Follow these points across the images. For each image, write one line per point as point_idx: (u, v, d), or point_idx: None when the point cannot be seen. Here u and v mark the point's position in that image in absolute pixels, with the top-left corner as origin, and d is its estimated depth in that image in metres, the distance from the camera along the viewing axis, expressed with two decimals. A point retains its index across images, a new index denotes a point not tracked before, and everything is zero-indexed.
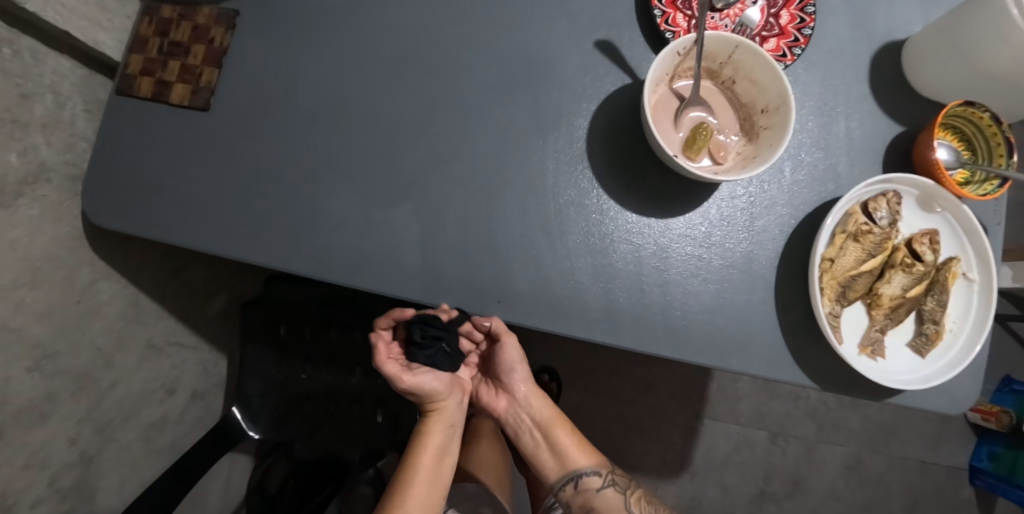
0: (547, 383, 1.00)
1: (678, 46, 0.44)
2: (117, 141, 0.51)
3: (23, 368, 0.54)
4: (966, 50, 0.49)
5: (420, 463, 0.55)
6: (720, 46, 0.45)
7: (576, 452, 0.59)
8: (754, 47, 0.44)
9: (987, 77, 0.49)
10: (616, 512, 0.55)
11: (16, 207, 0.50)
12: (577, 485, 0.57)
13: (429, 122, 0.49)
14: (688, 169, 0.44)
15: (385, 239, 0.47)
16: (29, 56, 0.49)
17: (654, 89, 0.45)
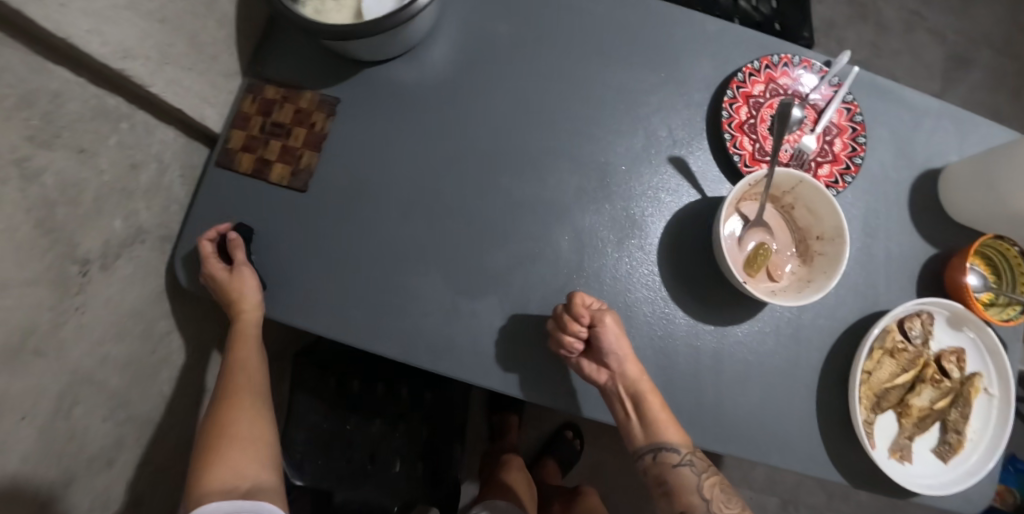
0: (572, 440, 1.04)
1: (751, 180, 0.49)
2: (217, 213, 0.55)
3: (100, 416, 0.56)
4: (995, 194, 0.53)
5: (240, 355, 0.52)
6: (784, 180, 0.51)
7: (665, 426, 0.50)
8: (818, 184, 0.49)
9: (1008, 218, 0.54)
10: (687, 494, 0.50)
11: (114, 268, 0.53)
12: (656, 458, 0.51)
13: (513, 221, 0.54)
14: (751, 289, 0.49)
15: (468, 327, 0.52)
16: (142, 129, 0.53)
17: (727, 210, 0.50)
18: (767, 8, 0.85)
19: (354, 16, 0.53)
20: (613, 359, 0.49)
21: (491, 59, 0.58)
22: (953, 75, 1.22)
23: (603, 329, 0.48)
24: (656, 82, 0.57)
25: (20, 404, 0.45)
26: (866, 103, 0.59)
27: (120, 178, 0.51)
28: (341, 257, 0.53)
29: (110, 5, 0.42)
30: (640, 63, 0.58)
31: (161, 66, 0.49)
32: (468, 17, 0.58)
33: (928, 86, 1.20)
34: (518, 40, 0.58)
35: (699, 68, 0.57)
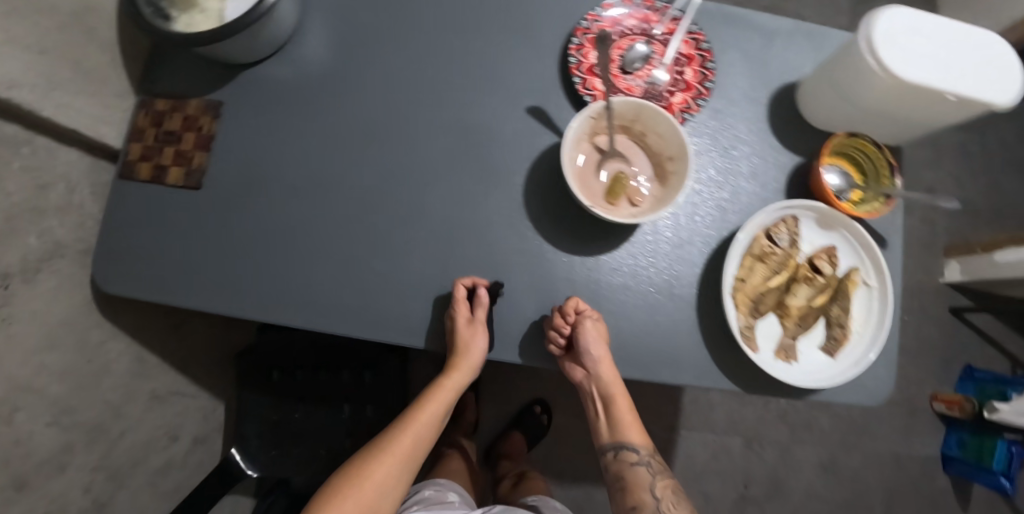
0: (539, 415, 1.05)
1: (590, 112, 0.52)
2: (124, 219, 0.60)
3: (45, 423, 0.60)
4: (848, 89, 0.56)
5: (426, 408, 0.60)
6: (627, 108, 0.54)
7: (629, 426, 0.62)
8: (656, 107, 0.53)
9: (867, 108, 0.57)
10: (638, 488, 0.60)
11: (36, 282, 0.58)
12: (617, 455, 0.62)
13: (391, 188, 0.59)
14: (606, 213, 0.53)
15: (359, 290, 0.57)
16: (45, 152, 0.57)
17: (574, 145, 0.54)
18: None
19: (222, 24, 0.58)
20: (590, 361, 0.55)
21: (360, 44, 0.62)
22: (859, 9, 1.25)
23: (582, 330, 0.53)
24: (509, 39, 0.60)
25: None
26: (714, 32, 0.63)
27: (29, 198, 0.56)
28: (235, 241, 0.59)
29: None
30: (494, 23, 0.61)
31: (50, 93, 0.54)
32: (331, 9, 0.63)
33: (835, 23, 1.24)
34: (379, 21, 0.62)
35: (548, 21, 0.61)
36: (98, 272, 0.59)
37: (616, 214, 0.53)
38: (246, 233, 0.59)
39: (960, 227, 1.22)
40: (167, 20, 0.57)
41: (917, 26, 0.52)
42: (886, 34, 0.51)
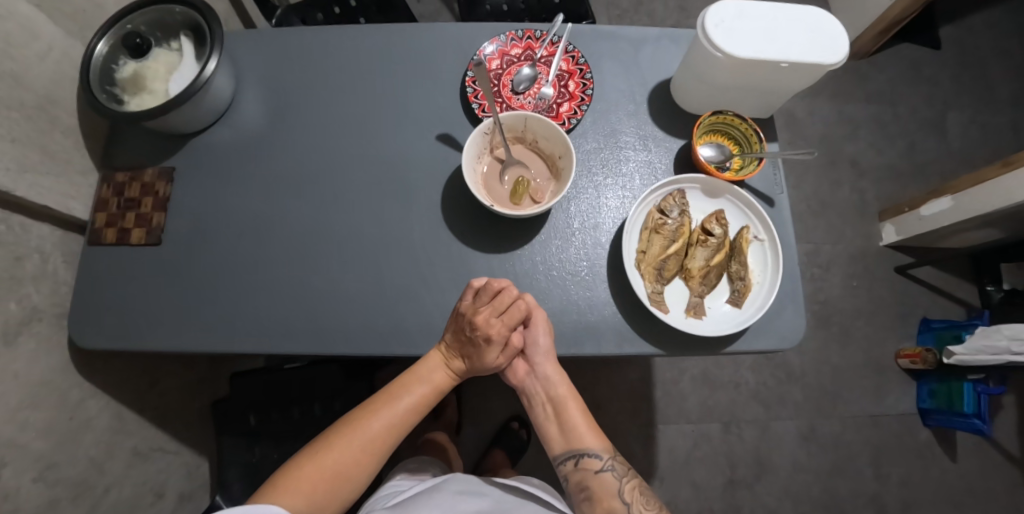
0: (518, 430, 1.09)
1: (482, 129, 0.61)
2: (95, 278, 0.67)
3: (30, 479, 0.65)
4: (702, 75, 0.66)
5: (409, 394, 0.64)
6: (516, 120, 0.62)
7: (583, 433, 0.67)
8: (536, 115, 0.61)
9: (722, 88, 0.66)
10: (607, 496, 0.64)
11: (17, 345, 0.64)
12: (579, 462, 0.66)
13: (326, 219, 0.67)
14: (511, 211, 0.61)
15: (306, 311, 0.64)
16: (19, 228, 0.65)
17: (475, 158, 0.62)
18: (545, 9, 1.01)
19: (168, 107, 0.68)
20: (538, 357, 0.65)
21: (287, 103, 0.72)
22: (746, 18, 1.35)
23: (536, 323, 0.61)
24: (415, 82, 0.71)
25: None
26: (589, 49, 0.73)
27: (7, 267, 0.63)
28: (194, 283, 0.66)
29: None
30: (401, 70, 0.71)
31: (23, 176, 0.62)
32: (262, 78, 0.73)
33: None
34: (304, 83, 0.73)
35: (447, 61, 0.71)
36: (76, 329, 0.66)
37: (518, 212, 0.61)
38: (204, 277, 0.66)
39: (888, 193, 1.31)
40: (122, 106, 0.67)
41: (742, 9, 0.62)
42: (718, 21, 0.60)
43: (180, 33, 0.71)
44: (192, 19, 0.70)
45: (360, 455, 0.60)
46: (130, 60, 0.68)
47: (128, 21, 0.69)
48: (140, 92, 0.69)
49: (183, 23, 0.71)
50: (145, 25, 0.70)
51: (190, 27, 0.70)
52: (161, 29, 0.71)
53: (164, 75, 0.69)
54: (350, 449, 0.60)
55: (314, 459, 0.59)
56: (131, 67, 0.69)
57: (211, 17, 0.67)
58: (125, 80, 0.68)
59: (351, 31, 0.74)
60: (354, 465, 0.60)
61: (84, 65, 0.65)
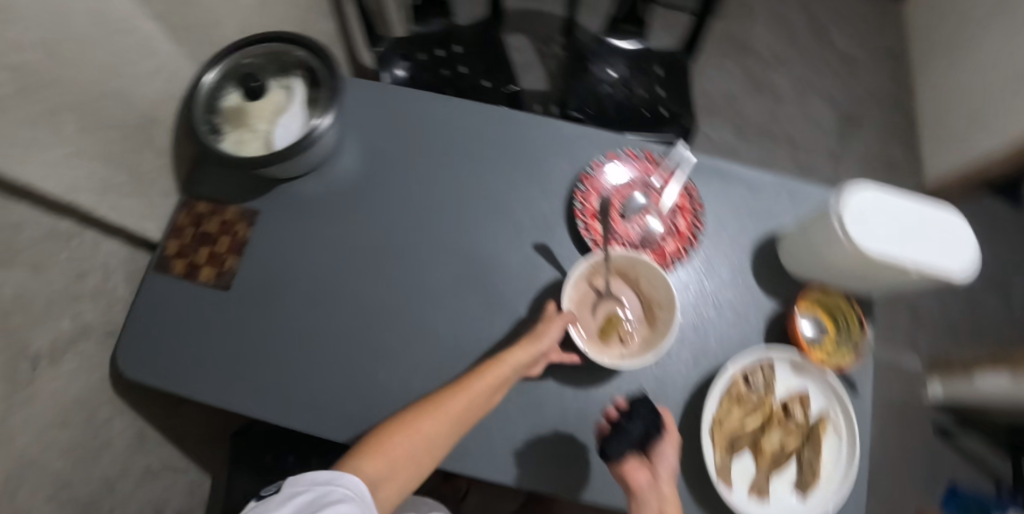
0: None
1: (590, 260, 0.60)
2: (152, 309, 0.64)
3: (45, 498, 0.62)
4: (818, 252, 0.62)
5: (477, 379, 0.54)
6: (624, 258, 0.61)
7: None
8: (649, 260, 0.59)
9: (836, 270, 0.63)
10: None
11: (62, 363, 0.62)
12: None
13: (402, 304, 0.64)
14: (597, 353, 0.58)
15: (363, 400, 0.60)
16: (90, 243, 0.64)
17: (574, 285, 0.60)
18: (649, 98, 0.97)
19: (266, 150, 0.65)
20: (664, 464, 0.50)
21: (385, 168, 0.69)
22: (846, 133, 1.21)
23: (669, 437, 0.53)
24: (520, 178, 0.68)
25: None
26: (703, 184, 0.71)
27: (68, 287, 0.61)
28: (254, 342, 0.62)
29: (63, 153, 0.53)
30: (509, 163, 0.69)
31: (107, 196, 0.60)
32: (365, 136, 0.70)
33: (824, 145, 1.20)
34: (405, 149, 0.70)
35: (559, 166, 0.68)
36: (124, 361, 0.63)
37: (606, 354, 0.58)
38: (266, 337, 0.63)
39: (942, 344, 1.29)
40: (219, 139, 0.64)
41: (880, 203, 0.58)
42: (853, 212, 0.57)
43: (292, 72, 0.69)
44: (308, 63, 0.67)
45: (434, 436, 0.51)
46: (238, 93, 0.65)
47: (245, 53, 0.66)
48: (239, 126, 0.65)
49: (298, 64, 0.68)
50: (259, 58, 0.67)
51: (304, 70, 0.68)
52: (274, 64, 0.68)
53: (268, 114, 0.66)
54: (425, 424, 0.51)
55: (380, 438, 0.51)
56: (236, 99, 0.66)
57: (331, 70, 0.64)
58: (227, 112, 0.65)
59: (464, 106, 0.71)
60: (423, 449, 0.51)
61: (192, 93, 0.61)
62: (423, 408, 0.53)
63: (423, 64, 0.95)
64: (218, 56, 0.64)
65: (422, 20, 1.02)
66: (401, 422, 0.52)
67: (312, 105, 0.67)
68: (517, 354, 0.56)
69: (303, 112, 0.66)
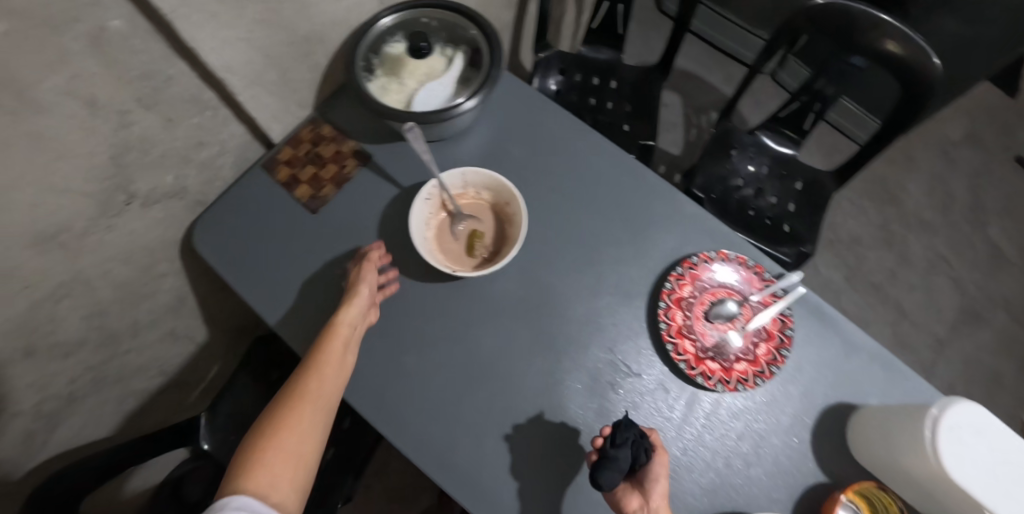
0: None
1: (425, 193, 0.60)
2: (242, 199, 0.67)
3: (79, 316, 0.68)
4: (897, 449, 0.54)
5: (325, 348, 0.54)
6: (452, 180, 0.62)
7: None
8: (473, 168, 0.61)
9: (908, 477, 0.54)
10: None
11: (149, 210, 0.67)
12: None
13: (459, 301, 0.62)
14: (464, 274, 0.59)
15: (385, 371, 0.59)
16: (220, 120, 0.68)
17: (426, 211, 0.61)
18: (775, 209, 0.94)
19: (405, 104, 0.66)
20: (652, 491, 0.50)
21: (501, 166, 0.69)
22: (963, 327, 1.09)
23: (653, 459, 0.52)
24: (622, 234, 0.65)
25: (25, 276, 0.59)
26: (804, 323, 0.64)
27: (186, 148, 0.66)
28: (316, 274, 0.63)
29: (234, 34, 0.58)
30: (619, 214, 0.66)
31: (252, 86, 0.64)
32: (497, 129, 0.70)
33: (939, 330, 1.09)
34: (528, 160, 0.69)
35: (666, 238, 0.65)
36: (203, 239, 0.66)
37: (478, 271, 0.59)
38: (329, 275, 0.63)
39: None
40: (369, 77, 0.67)
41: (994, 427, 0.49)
42: (953, 428, 0.49)
43: (458, 44, 0.69)
44: (477, 42, 0.68)
45: (317, 427, 0.50)
46: (402, 44, 0.68)
47: (426, 14, 0.69)
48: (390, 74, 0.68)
49: (467, 38, 0.69)
50: (434, 20, 0.69)
51: (470, 46, 0.68)
52: (445, 30, 0.69)
53: (419, 72, 0.67)
54: (305, 416, 0.49)
55: (256, 448, 0.46)
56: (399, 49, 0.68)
57: (495, 59, 0.64)
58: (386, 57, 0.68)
59: (601, 142, 0.70)
60: (310, 448, 0.48)
61: (365, 28, 0.65)
62: (290, 404, 0.50)
63: (576, 85, 0.99)
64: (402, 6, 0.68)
65: (593, 43, 1.02)
66: (275, 424, 0.48)
67: (463, 82, 0.68)
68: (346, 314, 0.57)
69: (452, 84, 0.66)
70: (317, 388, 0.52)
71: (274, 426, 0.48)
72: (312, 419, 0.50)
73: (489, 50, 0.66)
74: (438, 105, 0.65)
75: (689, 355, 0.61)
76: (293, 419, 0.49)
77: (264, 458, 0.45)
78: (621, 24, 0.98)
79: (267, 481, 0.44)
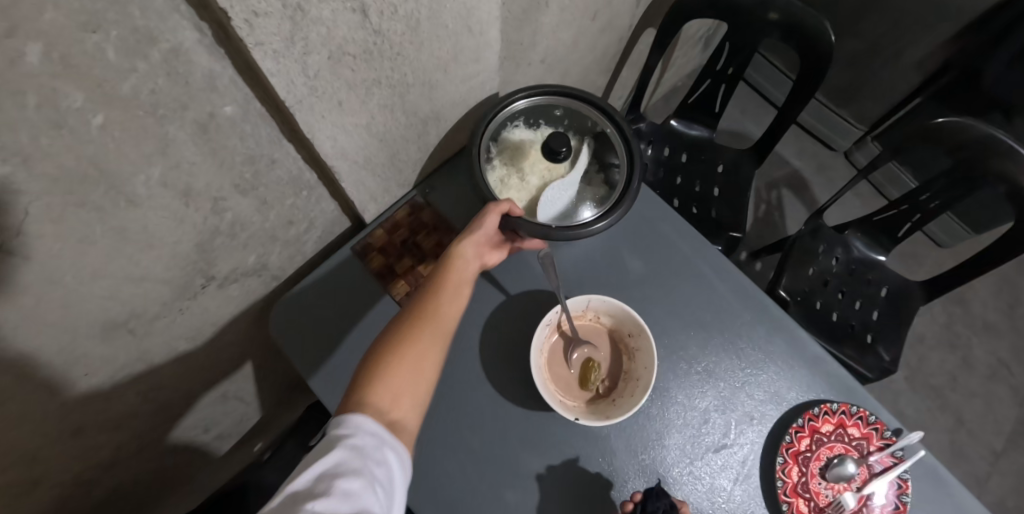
0: None
1: (548, 317, 0.57)
2: (329, 287, 0.64)
3: (134, 393, 0.62)
4: None
5: (442, 283, 0.50)
6: (575, 304, 0.58)
7: None
8: (600, 295, 0.58)
9: None
10: None
11: (226, 289, 0.61)
12: None
13: (563, 434, 0.58)
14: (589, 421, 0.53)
15: (481, 510, 0.54)
16: (314, 198, 0.62)
17: (545, 337, 0.57)
18: (860, 317, 0.90)
19: (525, 203, 0.61)
20: None
21: (614, 279, 0.63)
22: (1020, 441, 1.06)
23: None
24: (740, 371, 0.62)
25: (87, 364, 0.52)
26: (919, 486, 0.61)
27: (275, 228, 0.60)
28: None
29: (355, 121, 0.51)
30: (737, 347, 0.62)
31: (359, 171, 0.58)
32: (612, 236, 0.65)
33: (999, 444, 1.06)
34: (646, 278, 0.64)
35: (784, 380, 0.62)
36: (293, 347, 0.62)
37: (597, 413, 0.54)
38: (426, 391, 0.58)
39: None
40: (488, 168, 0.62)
41: None
42: None
43: (583, 136, 0.65)
44: (608, 140, 0.63)
45: (436, 353, 0.47)
46: (523, 132, 0.64)
47: (558, 105, 0.64)
48: (510, 165, 0.63)
49: (596, 132, 0.64)
50: (560, 109, 0.65)
51: (598, 142, 0.64)
52: (571, 120, 0.65)
53: (542, 168, 0.63)
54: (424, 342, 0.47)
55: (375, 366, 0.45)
56: (521, 138, 0.64)
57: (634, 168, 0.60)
58: (507, 146, 0.63)
59: (722, 264, 0.65)
60: (420, 392, 0.45)
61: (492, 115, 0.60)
62: (413, 323, 0.47)
63: (665, 160, 0.96)
64: (530, 93, 0.63)
65: (686, 118, 0.98)
66: (388, 362, 0.45)
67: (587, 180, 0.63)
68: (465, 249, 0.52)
69: (578, 185, 0.61)
70: (436, 326, 0.48)
71: (385, 367, 0.45)
72: (421, 366, 0.46)
73: (624, 153, 0.62)
74: (561, 208, 0.60)
75: None
76: (409, 348, 0.46)
77: (375, 397, 0.43)
78: (720, 102, 0.93)
79: (387, 401, 0.43)
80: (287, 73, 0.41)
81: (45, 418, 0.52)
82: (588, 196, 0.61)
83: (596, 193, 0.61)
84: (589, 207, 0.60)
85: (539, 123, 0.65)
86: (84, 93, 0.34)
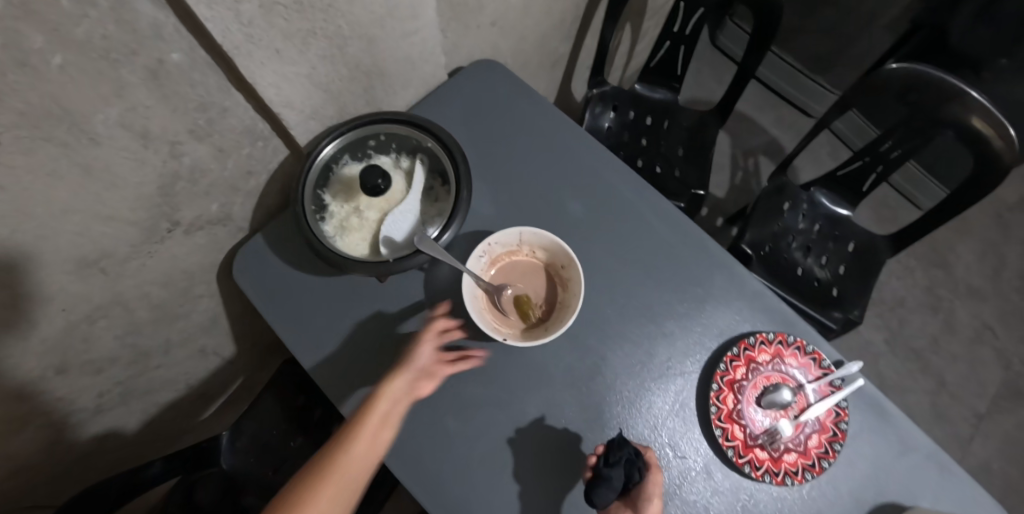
0: None
1: (479, 249, 0.60)
2: (283, 233, 0.70)
3: (114, 336, 0.67)
4: None
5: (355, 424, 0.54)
6: (508, 235, 0.61)
7: None
8: (532, 229, 0.61)
9: None
10: None
11: (193, 236, 0.67)
12: None
13: (501, 364, 0.61)
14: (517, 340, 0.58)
15: (421, 430, 0.58)
16: (271, 150, 0.68)
17: (480, 268, 0.61)
18: (824, 272, 0.91)
19: (370, 235, 0.63)
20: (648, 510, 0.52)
21: (554, 218, 0.66)
22: (1005, 402, 1.04)
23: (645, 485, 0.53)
24: (679, 307, 0.63)
25: (63, 300, 0.57)
26: (858, 414, 0.61)
27: (235, 178, 0.66)
28: None
29: (295, 70, 0.56)
30: (675, 281, 0.64)
31: (308, 121, 0.63)
32: (553, 179, 0.68)
33: (982, 405, 1.04)
34: (585, 217, 0.66)
35: (723, 313, 0.63)
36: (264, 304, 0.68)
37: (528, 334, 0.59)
38: None
39: None
40: (324, 218, 0.63)
41: None
42: None
43: (414, 155, 0.66)
44: (435, 154, 0.65)
45: (352, 486, 0.52)
46: (352, 167, 0.65)
47: (380, 130, 0.66)
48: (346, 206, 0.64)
49: (425, 149, 0.66)
50: (379, 136, 0.66)
51: (429, 158, 0.65)
52: (397, 143, 0.66)
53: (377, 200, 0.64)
54: (333, 487, 0.51)
55: None
56: (351, 174, 0.65)
57: (461, 175, 0.61)
58: (338, 184, 0.64)
59: (663, 205, 0.67)
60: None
61: (309, 165, 0.62)
62: (323, 473, 0.52)
63: (629, 123, 0.98)
64: (345, 130, 0.64)
65: (647, 82, 1.00)
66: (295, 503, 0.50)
67: (430, 197, 0.64)
68: (384, 395, 0.56)
69: (418, 206, 0.63)
70: (344, 460, 0.52)
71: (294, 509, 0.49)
72: (338, 499, 0.50)
73: (453, 167, 0.63)
74: (408, 232, 0.62)
75: (737, 440, 0.58)
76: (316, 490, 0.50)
77: None
78: (680, 65, 0.95)
79: None
80: (223, 20, 0.45)
81: (28, 350, 0.57)
82: (432, 214, 0.63)
83: (440, 207, 0.63)
84: (432, 227, 0.62)
85: (366, 155, 0.66)
86: (43, 34, 0.39)
